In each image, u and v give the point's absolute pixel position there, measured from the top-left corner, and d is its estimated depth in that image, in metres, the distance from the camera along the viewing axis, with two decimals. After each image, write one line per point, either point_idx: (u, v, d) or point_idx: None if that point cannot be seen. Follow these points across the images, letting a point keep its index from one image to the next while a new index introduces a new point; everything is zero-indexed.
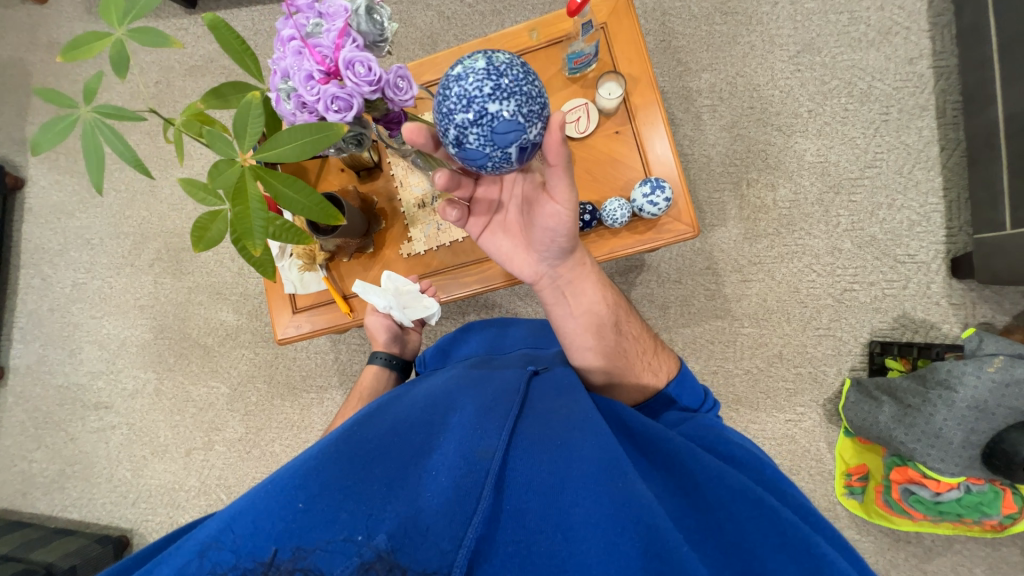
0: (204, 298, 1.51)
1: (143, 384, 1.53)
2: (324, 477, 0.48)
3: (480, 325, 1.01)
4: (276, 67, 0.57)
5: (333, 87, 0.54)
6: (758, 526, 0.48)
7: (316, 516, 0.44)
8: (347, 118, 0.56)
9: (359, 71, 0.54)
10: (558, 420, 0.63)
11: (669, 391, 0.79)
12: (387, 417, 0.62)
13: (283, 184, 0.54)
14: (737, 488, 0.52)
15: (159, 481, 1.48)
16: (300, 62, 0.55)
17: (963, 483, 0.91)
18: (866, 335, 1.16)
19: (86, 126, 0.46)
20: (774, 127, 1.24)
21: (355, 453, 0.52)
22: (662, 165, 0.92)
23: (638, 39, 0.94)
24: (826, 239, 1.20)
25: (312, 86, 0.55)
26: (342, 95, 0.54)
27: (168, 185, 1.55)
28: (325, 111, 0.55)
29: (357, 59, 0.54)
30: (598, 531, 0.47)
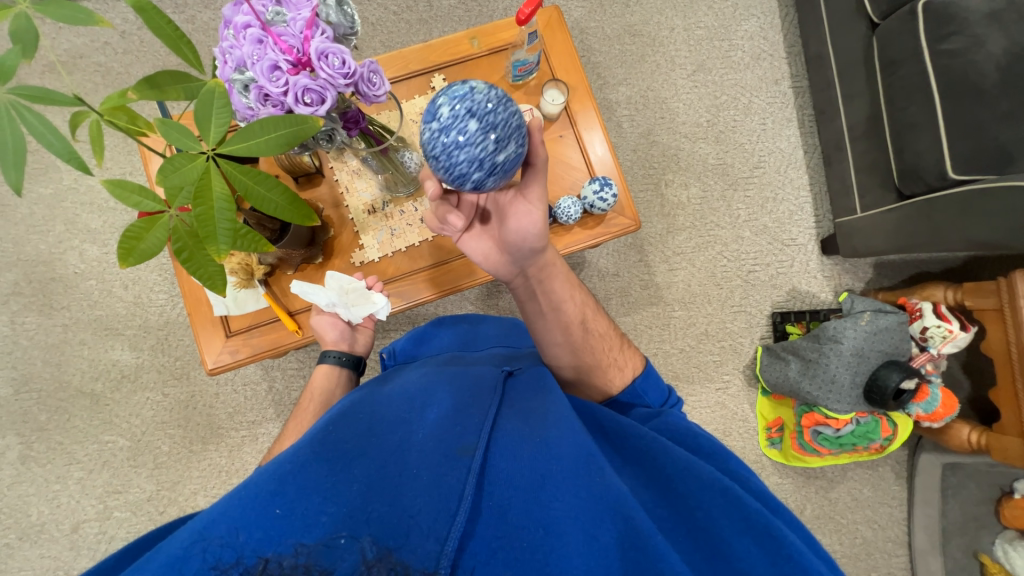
0: (88, 337, 1.26)
1: (1, 452, 1.21)
2: (302, 481, 0.43)
3: (451, 321, 0.98)
4: (229, 55, 0.52)
5: (304, 78, 0.51)
6: (726, 513, 0.49)
7: (298, 520, 0.40)
8: (319, 111, 0.53)
9: (333, 63, 0.52)
10: (536, 417, 0.61)
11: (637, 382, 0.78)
12: (360, 412, 0.56)
13: (253, 179, 0.50)
14: (708, 477, 0.52)
15: (33, 571, 1.18)
16: (263, 51, 0.51)
17: (854, 417, 1.12)
18: (769, 308, 1.37)
19: (2, 109, 0.39)
20: (682, 135, 1.42)
21: (332, 453, 0.47)
22: (603, 166, 1.00)
23: (571, 51, 1.02)
24: (730, 229, 1.40)
25: (279, 76, 0.51)
26: (315, 87, 0.52)
27: (26, 203, 1.27)
28: (295, 103, 0.52)
29: (329, 50, 0.52)
30: (578, 527, 0.46)
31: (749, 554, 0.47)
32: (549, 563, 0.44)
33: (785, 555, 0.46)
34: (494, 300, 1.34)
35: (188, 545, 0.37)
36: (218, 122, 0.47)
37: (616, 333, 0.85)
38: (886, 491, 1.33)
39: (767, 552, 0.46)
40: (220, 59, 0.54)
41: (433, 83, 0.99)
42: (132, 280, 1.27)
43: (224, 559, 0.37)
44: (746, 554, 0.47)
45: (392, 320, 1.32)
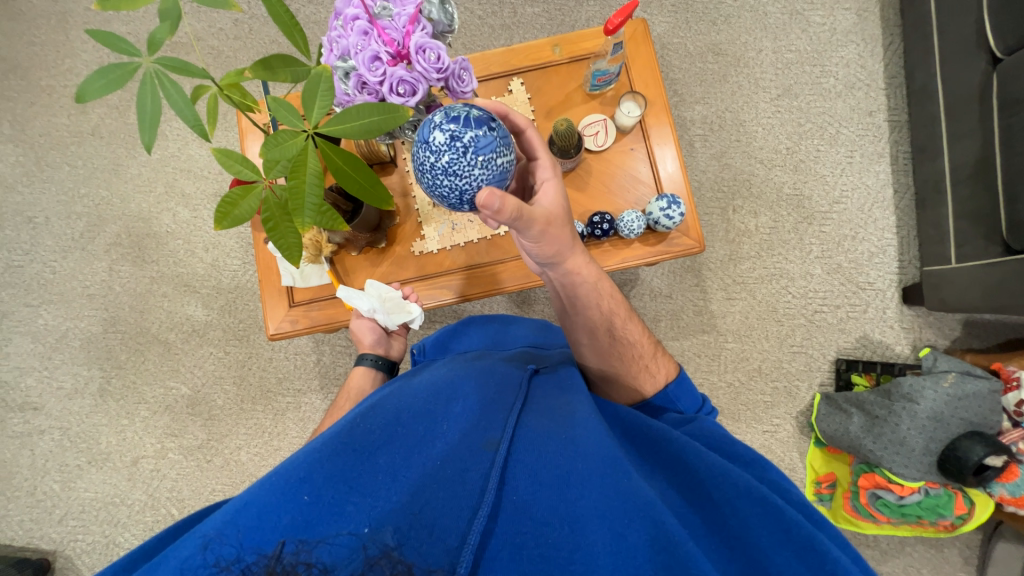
0: (169, 290, 1.38)
1: (85, 382, 1.36)
2: (327, 469, 0.44)
3: (482, 320, 0.99)
4: (337, 44, 0.56)
5: (401, 70, 0.54)
6: (761, 522, 0.45)
7: (323, 508, 0.41)
8: (410, 102, 0.55)
9: (429, 58, 0.54)
10: (560, 415, 0.59)
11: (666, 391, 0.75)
12: (388, 403, 0.57)
13: (344, 161, 0.53)
14: (743, 485, 0.48)
15: (95, 494, 1.31)
16: (367, 42, 0.54)
17: (922, 487, 1.01)
18: (834, 353, 1.27)
19: (148, 77, 0.44)
20: (757, 160, 1.35)
21: (357, 442, 0.48)
22: (673, 183, 0.98)
23: (653, 65, 1.00)
24: (799, 264, 1.31)
25: (378, 66, 0.54)
26: (409, 79, 0.54)
27: (136, 165, 1.42)
28: (389, 92, 0.54)
29: (427, 45, 0.54)
30: (604, 525, 0.44)
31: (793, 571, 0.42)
32: (572, 563, 0.42)
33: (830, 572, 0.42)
34: (540, 306, 1.33)
35: (217, 529, 0.38)
36: (321, 105, 0.50)
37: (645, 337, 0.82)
38: (950, 575, 1.19)
39: (811, 567, 0.43)
40: (326, 46, 0.58)
41: (511, 86, 1.01)
42: (213, 244, 1.38)
43: (225, 556, 0.37)
44: (787, 568, 0.43)
45: (438, 312, 1.35)
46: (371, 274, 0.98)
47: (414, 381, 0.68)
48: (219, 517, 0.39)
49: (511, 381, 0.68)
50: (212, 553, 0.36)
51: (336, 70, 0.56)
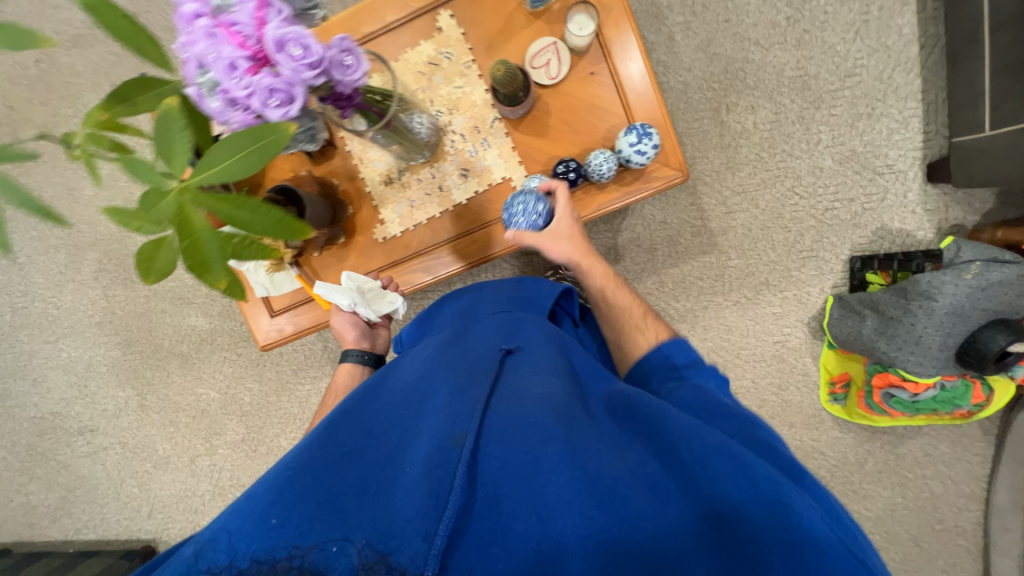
0: (167, 306, 1.40)
1: (124, 402, 1.46)
2: (299, 486, 0.46)
3: (457, 296, 0.90)
4: (184, 57, 0.46)
5: (266, 77, 0.44)
6: (745, 485, 0.45)
7: (295, 528, 0.43)
8: (291, 113, 0.46)
9: (293, 53, 0.44)
10: (533, 394, 0.57)
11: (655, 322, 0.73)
12: (361, 412, 0.58)
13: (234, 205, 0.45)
14: (723, 448, 0.47)
15: (169, 491, 1.47)
16: (215, 48, 0.44)
17: (938, 381, 0.98)
18: (847, 252, 1.18)
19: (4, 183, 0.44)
20: (751, 41, 1.15)
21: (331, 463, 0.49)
22: (644, 106, 0.84)
23: None
24: (807, 159, 1.17)
25: (238, 77, 0.45)
26: (280, 85, 0.45)
27: (89, 186, 1.36)
28: (262, 108, 0.45)
29: (287, 37, 0.44)
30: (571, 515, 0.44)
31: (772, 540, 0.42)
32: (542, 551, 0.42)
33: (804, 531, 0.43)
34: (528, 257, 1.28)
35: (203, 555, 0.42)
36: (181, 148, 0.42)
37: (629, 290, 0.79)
38: (967, 447, 1.21)
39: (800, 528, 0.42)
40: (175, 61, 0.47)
41: (440, 23, 0.86)
42: None
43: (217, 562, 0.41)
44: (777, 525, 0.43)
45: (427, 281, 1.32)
46: (340, 270, 0.93)
47: (393, 376, 0.68)
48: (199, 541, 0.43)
49: (485, 360, 0.65)
50: (213, 560, 0.42)
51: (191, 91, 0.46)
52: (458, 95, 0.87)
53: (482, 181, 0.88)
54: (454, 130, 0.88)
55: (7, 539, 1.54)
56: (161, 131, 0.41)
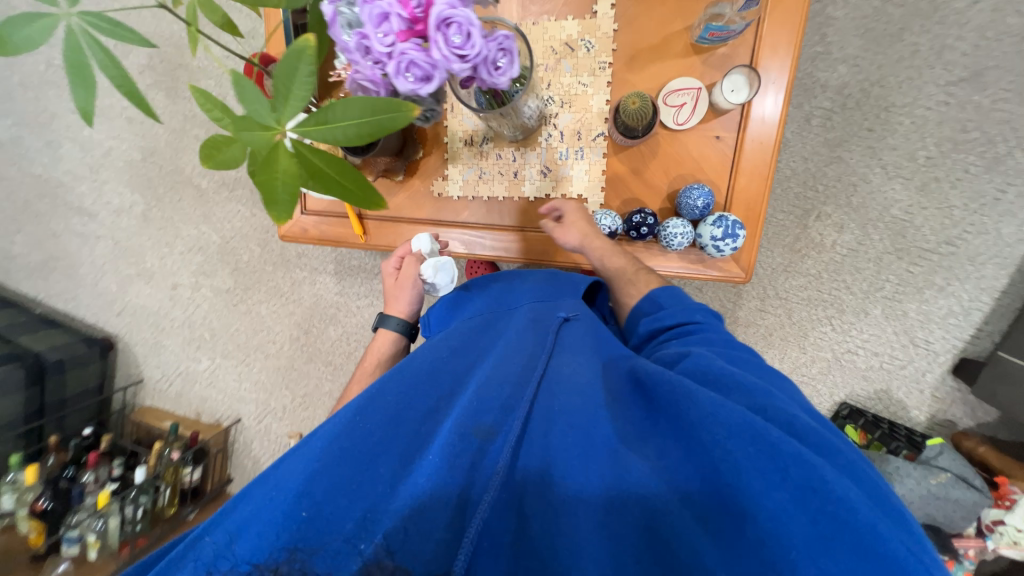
0: (201, 135, 1.35)
1: (129, 204, 1.45)
2: (325, 482, 0.44)
3: (484, 282, 0.83)
4: None
5: (413, 49, 0.40)
6: (786, 486, 0.39)
7: (323, 523, 0.42)
8: (422, 93, 0.43)
9: (453, 37, 0.40)
10: (559, 382, 0.55)
11: (636, 311, 0.72)
12: (385, 384, 0.55)
13: (322, 160, 0.43)
14: (759, 433, 0.42)
15: (144, 301, 1.52)
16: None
17: None
18: (842, 396, 1.20)
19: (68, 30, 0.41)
20: (880, 163, 1.07)
21: (350, 434, 0.48)
22: (747, 196, 0.80)
23: (796, 20, 0.72)
24: (858, 298, 1.15)
25: (386, 34, 0.40)
26: (422, 63, 0.41)
27: None
28: (395, 76, 0.42)
29: (453, 16, 0.39)
30: (585, 506, 0.43)
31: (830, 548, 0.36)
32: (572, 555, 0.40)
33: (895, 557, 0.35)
34: None
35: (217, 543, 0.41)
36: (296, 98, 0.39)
37: (629, 321, 0.73)
38: None
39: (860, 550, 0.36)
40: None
41: (597, 7, 0.76)
42: None
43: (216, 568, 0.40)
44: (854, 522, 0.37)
45: None
46: (384, 203, 0.91)
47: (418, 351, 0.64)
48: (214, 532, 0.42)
49: (517, 352, 0.61)
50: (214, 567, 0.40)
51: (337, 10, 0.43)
52: (577, 91, 0.80)
53: (558, 187, 0.85)
54: (557, 125, 0.82)
55: None
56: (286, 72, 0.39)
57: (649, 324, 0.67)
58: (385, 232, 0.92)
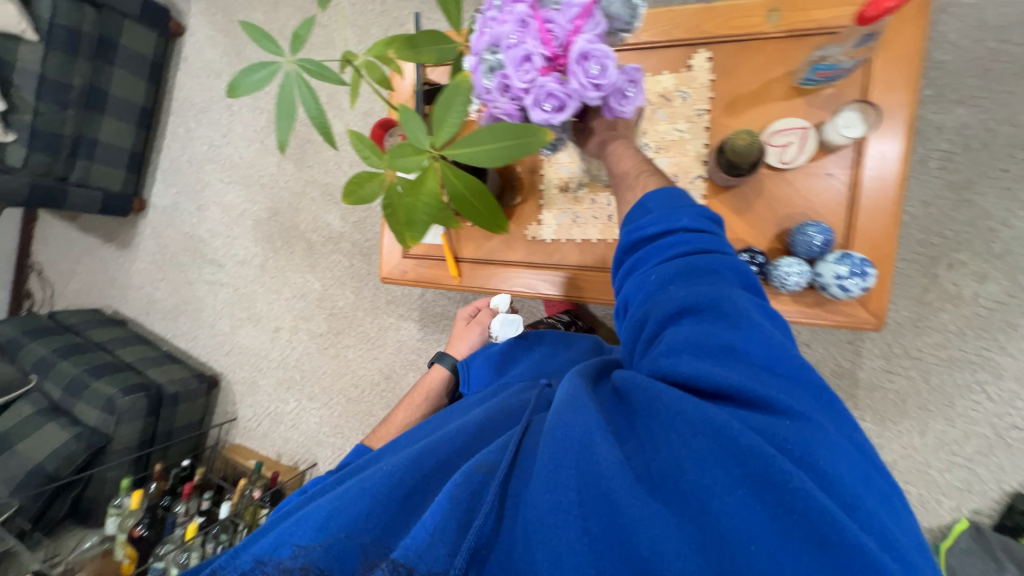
0: (317, 196, 1.55)
1: (251, 256, 1.66)
2: (347, 511, 0.53)
3: (529, 341, 0.89)
4: (489, 30, 0.47)
5: (552, 82, 0.44)
6: (742, 497, 0.40)
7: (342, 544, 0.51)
8: (553, 120, 0.46)
9: (591, 70, 0.43)
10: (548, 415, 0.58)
11: (630, 213, 0.62)
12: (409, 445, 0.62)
13: (463, 185, 0.47)
14: (718, 448, 0.43)
15: (250, 343, 1.67)
16: (521, 36, 0.45)
17: None
18: (1014, 485, 0.97)
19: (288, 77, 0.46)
20: (1022, 205, 0.96)
21: (367, 483, 0.56)
22: (869, 234, 0.74)
23: (911, 60, 0.71)
24: (1019, 361, 0.97)
25: (527, 71, 0.45)
26: (559, 94, 0.45)
27: None
28: (532, 107, 0.46)
29: (593, 53, 0.43)
30: (565, 522, 0.45)
31: (771, 536, 0.39)
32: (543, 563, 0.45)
33: (855, 553, 0.37)
34: None
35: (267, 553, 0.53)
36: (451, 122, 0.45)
37: (618, 229, 0.64)
38: None
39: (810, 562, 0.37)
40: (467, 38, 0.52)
41: (693, 61, 0.81)
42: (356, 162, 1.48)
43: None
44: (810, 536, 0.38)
45: None
46: (480, 247, 0.96)
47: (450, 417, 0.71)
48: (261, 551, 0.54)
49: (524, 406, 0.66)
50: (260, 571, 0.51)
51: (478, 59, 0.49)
52: (674, 137, 0.82)
53: None
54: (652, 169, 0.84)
55: (128, 313, 1.87)
56: (445, 102, 0.45)
57: (638, 238, 0.58)
58: (479, 274, 0.97)
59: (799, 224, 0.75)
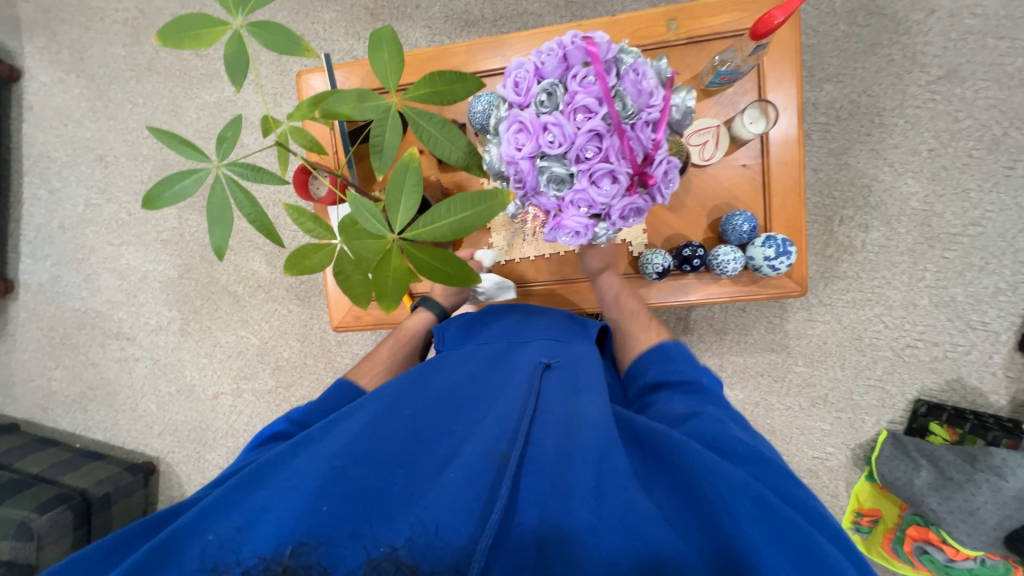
0: (235, 244, 1.41)
1: (167, 322, 1.48)
2: (343, 488, 0.47)
3: (503, 309, 0.80)
4: (563, 142, 0.48)
5: (640, 199, 0.52)
6: (781, 556, 0.41)
7: (336, 521, 0.44)
8: (632, 222, 0.55)
9: (665, 184, 0.53)
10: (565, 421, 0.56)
11: (641, 360, 0.69)
12: (410, 418, 0.56)
13: (429, 257, 0.47)
14: (759, 512, 0.43)
15: (186, 417, 1.50)
16: (607, 155, 0.48)
17: (980, 556, 1.03)
18: (914, 393, 1.17)
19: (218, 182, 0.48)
20: (886, 162, 1.13)
21: (370, 462, 0.50)
22: (785, 213, 0.83)
23: (793, 57, 0.79)
24: (903, 292, 1.15)
25: (620, 194, 0.51)
26: (643, 205, 0.53)
27: (195, 108, 1.38)
28: (620, 217, 0.53)
29: (669, 172, 0.53)
30: (597, 536, 0.43)
31: None
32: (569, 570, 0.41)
33: None
34: None
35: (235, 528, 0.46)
36: (407, 205, 0.46)
37: (633, 366, 0.70)
38: None
39: None
40: (508, 140, 0.51)
41: None
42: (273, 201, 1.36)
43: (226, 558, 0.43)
44: None
45: None
46: None
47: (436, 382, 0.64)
48: (226, 525, 0.46)
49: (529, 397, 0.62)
50: (223, 555, 0.43)
51: (541, 168, 0.51)
52: None
53: None
54: None
55: (19, 415, 1.58)
56: (398, 182, 0.46)
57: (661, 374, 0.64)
58: None
59: (727, 214, 0.82)
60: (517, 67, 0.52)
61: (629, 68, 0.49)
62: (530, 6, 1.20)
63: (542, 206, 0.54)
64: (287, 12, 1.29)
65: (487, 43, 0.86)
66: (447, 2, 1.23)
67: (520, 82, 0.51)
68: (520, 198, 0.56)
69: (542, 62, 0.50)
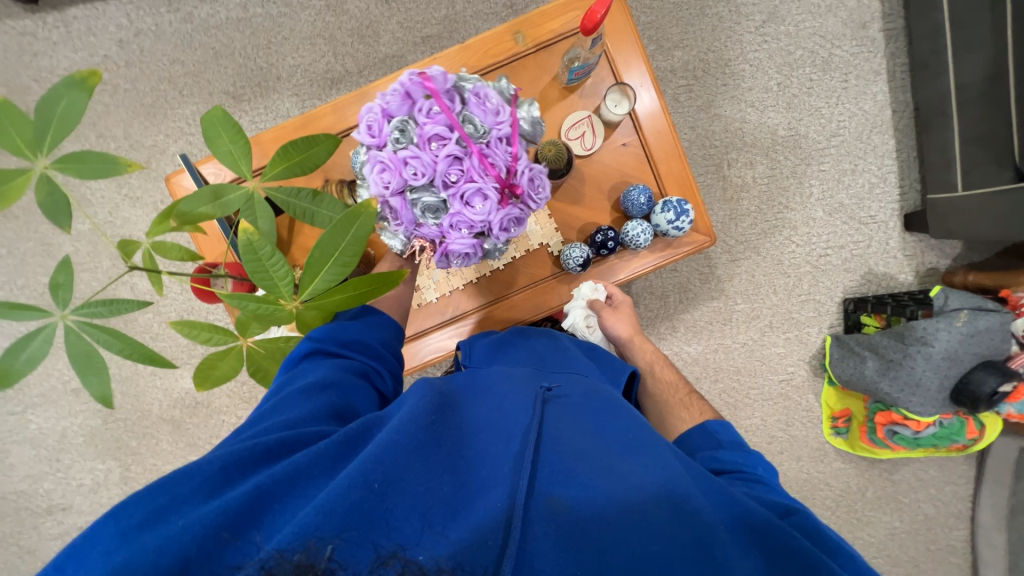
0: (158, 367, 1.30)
1: (104, 475, 1.32)
2: (391, 474, 0.41)
3: (528, 330, 0.81)
4: (422, 172, 0.50)
5: (515, 209, 0.53)
6: None
7: (376, 514, 0.38)
8: (515, 232, 0.56)
9: (535, 190, 0.55)
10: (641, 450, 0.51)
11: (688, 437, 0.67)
12: (466, 420, 0.51)
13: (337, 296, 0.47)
14: None
15: None
16: (469, 174, 0.50)
17: (937, 419, 1.11)
18: (840, 294, 1.28)
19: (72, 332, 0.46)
20: (747, 104, 1.25)
21: (421, 453, 0.44)
22: (673, 176, 0.89)
23: (633, 38, 0.86)
24: (801, 210, 1.27)
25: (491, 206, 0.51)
26: (520, 214, 0.54)
27: (70, 241, 1.26)
28: (500, 229, 0.54)
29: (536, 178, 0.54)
30: None
31: None
32: None
33: None
34: None
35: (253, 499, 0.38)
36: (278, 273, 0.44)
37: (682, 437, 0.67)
38: (957, 473, 1.29)
39: None
40: (374, 180, 0.52)
41: None
42: (186, 309, 1.27)
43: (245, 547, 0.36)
44: None
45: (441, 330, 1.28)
46: None
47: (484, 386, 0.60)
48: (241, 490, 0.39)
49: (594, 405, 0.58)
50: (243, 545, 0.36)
51: (412, 201, 0.52)
52: None
53: (519, 246, 0.89)
54: None
55: None
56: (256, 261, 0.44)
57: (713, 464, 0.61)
58: None
59: (624, 192, 0.87)
60: (368, 110, 0.53)
61: (471, 91, 0.52)
62: (389, 51, 1.22)
63: (425, 236, 0.55)
64: (141, 117, 1.23)
65: (351, 98, 0.87)
66: (307, 66, 1.23)
67: (372, 125, 0.52)
68: (405, 232, 0.56)
69: (389, 102, 0.52)
